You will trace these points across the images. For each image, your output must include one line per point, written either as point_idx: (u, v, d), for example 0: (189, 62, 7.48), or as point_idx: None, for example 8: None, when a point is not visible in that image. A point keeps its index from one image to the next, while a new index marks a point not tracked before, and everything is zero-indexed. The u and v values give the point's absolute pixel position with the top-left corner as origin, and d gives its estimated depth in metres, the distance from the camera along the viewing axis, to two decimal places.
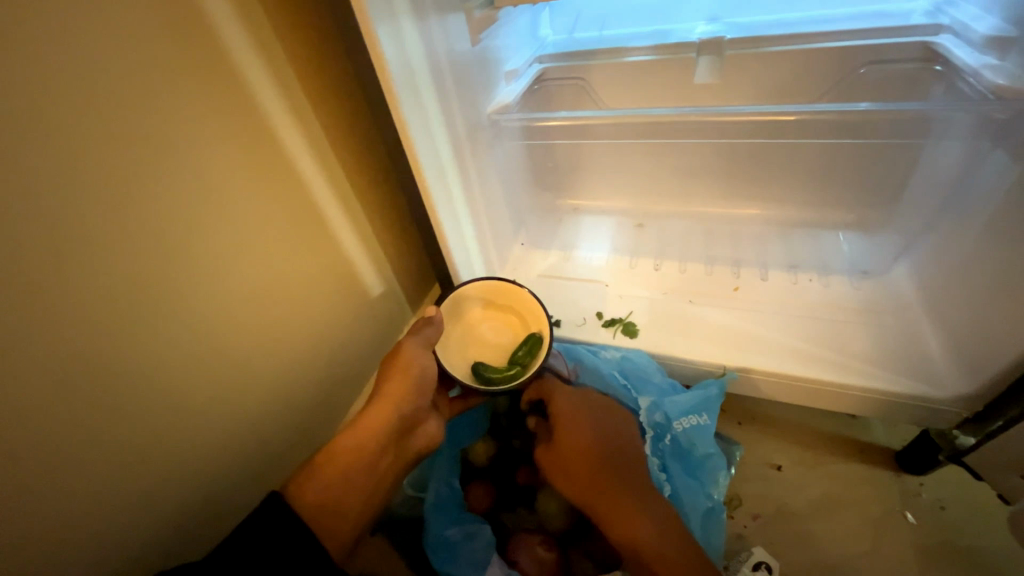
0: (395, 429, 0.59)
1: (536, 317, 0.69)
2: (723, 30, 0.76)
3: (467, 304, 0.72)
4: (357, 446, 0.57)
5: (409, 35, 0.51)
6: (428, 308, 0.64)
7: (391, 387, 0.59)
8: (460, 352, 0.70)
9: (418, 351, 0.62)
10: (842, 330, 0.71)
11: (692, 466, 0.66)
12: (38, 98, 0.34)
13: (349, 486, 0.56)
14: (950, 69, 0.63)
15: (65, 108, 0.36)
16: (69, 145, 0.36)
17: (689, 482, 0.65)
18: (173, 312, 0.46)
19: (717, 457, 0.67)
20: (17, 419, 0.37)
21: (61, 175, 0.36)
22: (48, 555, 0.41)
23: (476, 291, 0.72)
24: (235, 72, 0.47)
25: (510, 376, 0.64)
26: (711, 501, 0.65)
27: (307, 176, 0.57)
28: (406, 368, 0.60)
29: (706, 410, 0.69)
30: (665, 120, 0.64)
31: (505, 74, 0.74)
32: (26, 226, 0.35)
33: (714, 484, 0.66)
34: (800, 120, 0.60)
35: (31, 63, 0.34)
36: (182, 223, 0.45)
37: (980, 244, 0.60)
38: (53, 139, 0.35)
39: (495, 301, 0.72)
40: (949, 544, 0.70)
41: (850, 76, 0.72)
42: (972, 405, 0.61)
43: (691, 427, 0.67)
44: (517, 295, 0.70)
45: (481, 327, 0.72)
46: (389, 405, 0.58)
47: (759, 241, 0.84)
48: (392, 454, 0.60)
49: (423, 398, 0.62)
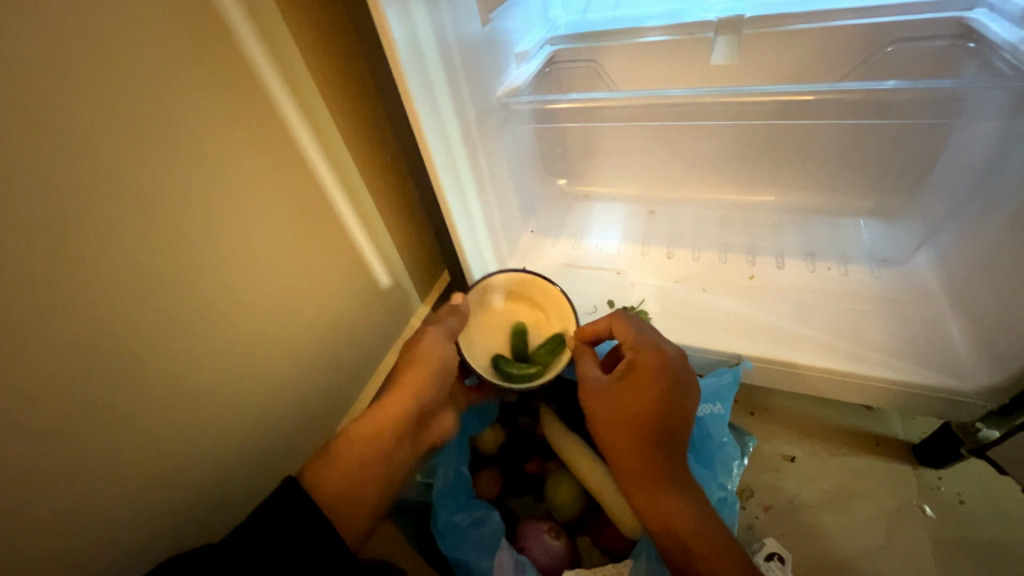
0: (413, 419, 0.60)
1: (564, 319, 0.70)
2: (743, 8, 0.73)
3: (496, 293, 0.72)
4: (376, 436, 0.57)
5: (420, 15, 0.50)
6: (456, 297, 0.65)
7: (412, 377, 0.61)
8: (481, 342, 0.70)
9: (438, 342, 0.63)
10: (862, 319, 0.69)
11: (705, 455, 0.64)
12: (37, 69, 0.33)
13: (368, 475, 0.56)
14: (984, 46, 0.60)
15: (66, 81, 0.35)
16: (69, 118, 0.35)
17: (703, 471, 0.62)
18: (180, 294, 0.45)
19: (733, 447, 0.65)
20: (21, 399, 0.36)
21: (59, 149, 0.35)
22: (67, 533, 0.42)
23: (506, 283, 0.72)
24: (239, 49, 0.45)
25: (531, 375, 0.64)
26: (724, 492, 0.62)
27: (314, 160, 0.56)
28: (426, 360, 0.62)
29: (720, 399, 0.66)
30: (680, 101, 0.62)
31: (516, 56, 0.72)
32: (26, 203, 0.34)
33: (729, 475, 0.64)
34: (823, 100, 0.58)
35: (32, 29, 0.32)
36: (186, 205, 0.44)
37: (1008, 231, 0.58)
38: (53, 112, 0.34)
39: (527, 295, 0.73)
40: (967, 539, 0.69)
41: (876, 55, 0.69)
42: (996, 398, 0.60)
43: (704, 416, 0.65)
44: (546, 290, 0.70)
45: (506, 317, 0.72)
46: (409, 395, 0.60)
47: (775, 226, 0.82)
48: (411, 444, 0.61)
49: (442, 391, 0.63)
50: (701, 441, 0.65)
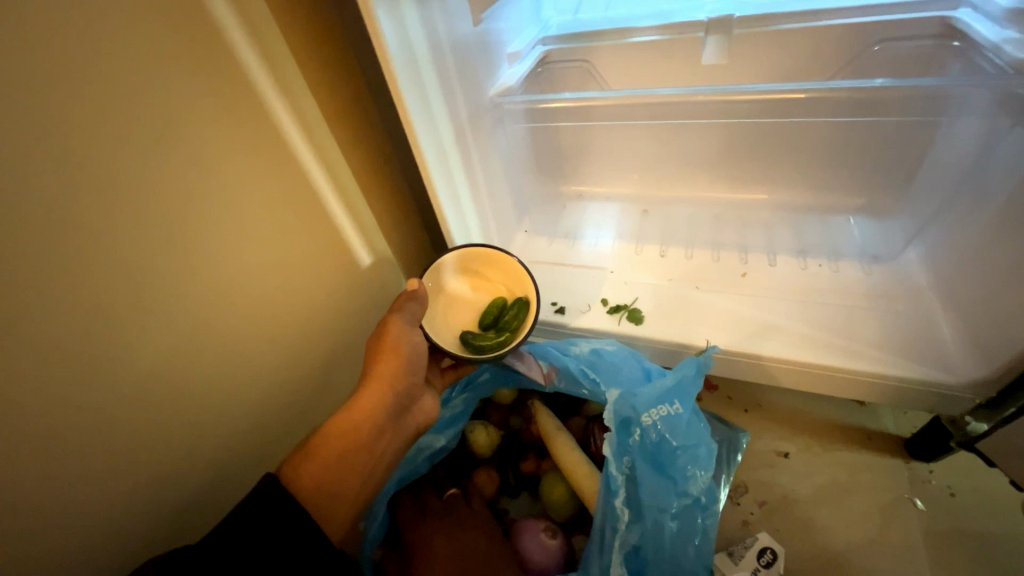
0: (391, 408, 0.59)
1: (522, 283, 0.69)
2: (733, 8, 0.74)
3: (450, 275, 0.71)
4: (353, 428, 0.56)
5: (411, 14, 0.50)
6: (412, 282, 0.63)
7: (383, 368, 0.59)
8: (447, 324, 0.70)
9: (406, 328, 0.61)
10: (852, 315, 0.69)
11: (662, 462, 0.61)
12: (21, 63, 0.32)
13: (346, 468, 0.55)
14: (969, 45, 0.61)
15: (51, 75, 0.34)
16: (52, 112, 0.35)
17: (660, 481, 0.60)
18: (167, 295, 0.45)
19: (698, 451, 0.61)
20: (4, 402, 0.36)
21: (41, 145, 0.34)
22: (53, 535, 0.42)
23: (458, 261, 0.71)
24: (229, 49, 0.45)
25: (501, 343, 0.64)
26: (683, 500, 0.59)
27: (306, 160, 0.55)
28: (395, 347, 0.60)
29: (679, 398, 0.62)
30: (671, 100, 0.62)
31: (509, 56, 0.72)
32: (9, 200, 0.33)
33: (692, 480, 0.60)
34: (811, 97, 0.58)
35: (18, 22, 0.32)
36: (175, 202, 0.43)
37: (994, 227, 0.59)
38: (36, 106, 0.34)
39: (482, 269, 0.72)
40: (958, 531, 0.70)
41: (864, 54, 0.70)
42: (985, 391, 0.60)
43: (662, 420, 0.61)
44: (502, 261, 0.70)
45: (463, 295, 0.72)
46: (383, 384, 0.59)
47: (767, 225, 0.83)
48: (389, 433, 0.60)
49: (416, 375, 0.62)
50: (658, 446, 0.61)
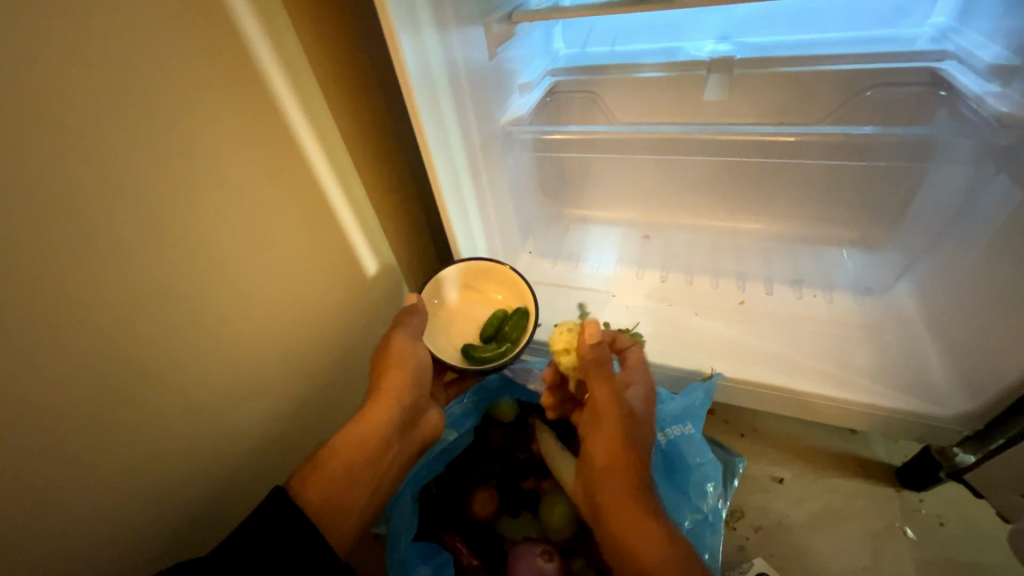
0: (398, 421, 0.61)
1: (521, 293, 0.71)
2: (733, 50, 0.78)
3: (450, 289, 0.73)
4: (362, 440, 0.58)
5: (430, 44, 0.53)
6: (412, 299, 0.65)
7: (390, 381, 0.60)
8: (448, 337, 0.72)
9: (409, 343, 0.63)
10: (843, 344, 0.72)
11: (679, 479, 0.64)
12: (64, 92, 0.35)
13: (354, 479, 0.57)
14: (955, 95, 0.64)
15: (92, 99, 0.37)
16: (89, 136, 0.37)
17: (675, 497, 0.63)
18: (184, 305, 0.47)
19: (709, 467, 0.63)
20: (29, 404, 0.38)
21: (81, 164, 0.37)
22: (67, 540, 0.43)
23: (457, 275, 0.73)
24: (255, 76, 0.48)
25: (502, 354, 0.67)
26: (700, 515, 0.62)
27: (321, 180, 0.58)
28: (401, 361, 0.61)
29: (691, 419, 0.65)
30: (672, 136, 0.65)
31: (519, 87, 0.76)
32: (43, 215, 0.36)
33: (704, 496, 0.63)
34: (801, 140, 0.62)
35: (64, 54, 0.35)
36: (197, 218, 0.46)
37: (981, 265, 0.61)
38: (78, 133, 0.37)
39: (479, 283, 0.74)
40: (948, 560, 0.71)
41: (856, 98, 0.74)
42: (971, 423, 0.63)
43: (675, 438, 0.65)
44: (499, 274, 0.72)
45: (464, 309, 0.74)
46: (390, 398, 0.60)
47: (764, 255, 0.85)
48: (398, 445, 0.62)
49: (422, 388, 0.64)
50: (675, 462, 0.65)
